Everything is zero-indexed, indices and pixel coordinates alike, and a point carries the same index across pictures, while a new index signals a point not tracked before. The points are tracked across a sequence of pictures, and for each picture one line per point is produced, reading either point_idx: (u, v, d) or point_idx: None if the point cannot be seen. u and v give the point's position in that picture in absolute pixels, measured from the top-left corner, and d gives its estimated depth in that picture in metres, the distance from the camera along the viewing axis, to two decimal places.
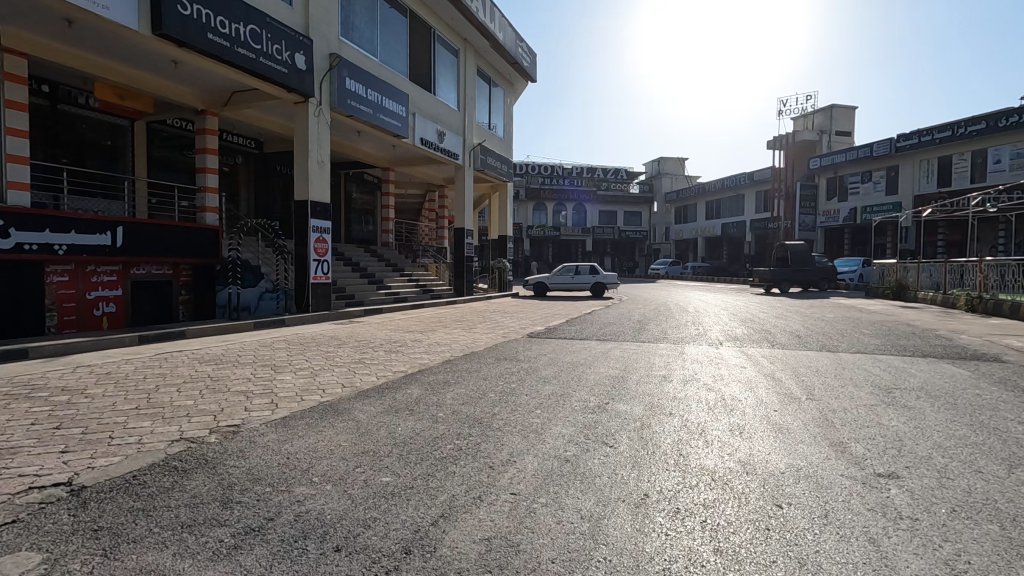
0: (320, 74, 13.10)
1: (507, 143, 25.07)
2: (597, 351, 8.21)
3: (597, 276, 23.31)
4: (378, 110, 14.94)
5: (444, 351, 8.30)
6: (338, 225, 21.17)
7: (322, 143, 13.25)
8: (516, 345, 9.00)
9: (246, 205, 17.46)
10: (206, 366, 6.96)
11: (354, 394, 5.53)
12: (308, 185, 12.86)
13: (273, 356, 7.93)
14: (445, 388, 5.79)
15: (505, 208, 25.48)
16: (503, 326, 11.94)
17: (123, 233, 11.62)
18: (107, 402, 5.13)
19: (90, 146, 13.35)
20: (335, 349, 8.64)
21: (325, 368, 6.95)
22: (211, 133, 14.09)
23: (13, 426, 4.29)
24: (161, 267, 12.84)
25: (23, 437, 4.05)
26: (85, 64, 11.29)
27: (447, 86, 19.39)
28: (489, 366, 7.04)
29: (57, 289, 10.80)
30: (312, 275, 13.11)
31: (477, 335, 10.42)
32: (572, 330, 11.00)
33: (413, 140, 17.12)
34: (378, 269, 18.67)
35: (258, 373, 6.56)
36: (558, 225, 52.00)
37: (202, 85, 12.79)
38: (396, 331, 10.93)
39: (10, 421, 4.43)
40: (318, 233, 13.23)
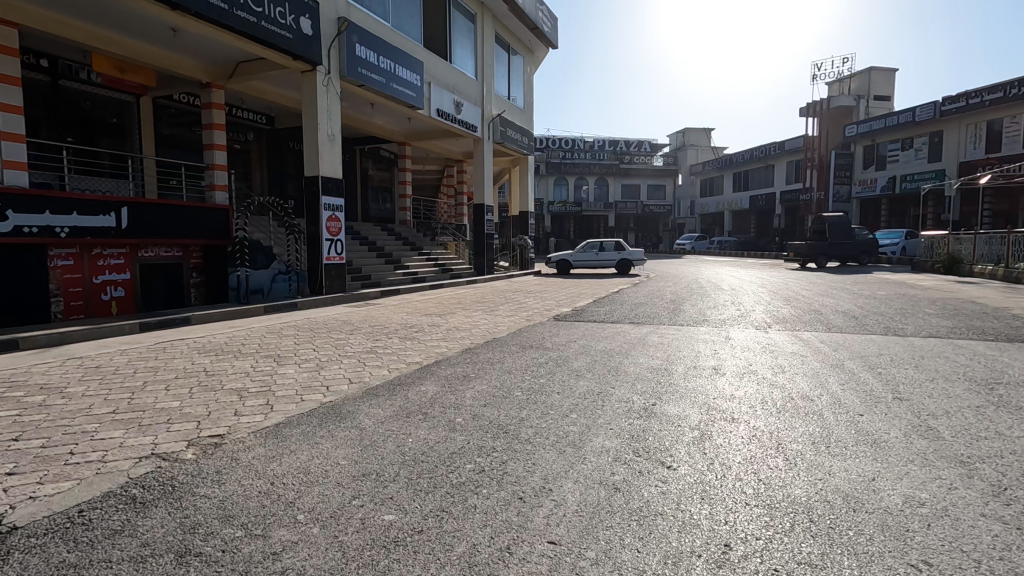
0: (327, 39, 12.24)
1: (527, 115, 23.96)
2: (633, 337, 7.41)
3: (623, 252, 22.32)
4: (391, 79, 14.06)
5: (465, 338, 7.60)
6: (353, 203, 20.53)
7: (332, 115, 12.46)
8: (542, 330, 8.24)
9: (259, 184, 16.87)
10: (205, 358, 6.35)
11: (362, 393, 4.84)
12: (318, 160, 12.13)
13: (279, 345, 7.31)
14: (465, 384, 5.08)
15: (525, 183, 24.41)
16: (528, 308, 11.19)
17: (128, 214, 11.10)
18: (83, 404, 4.53)
19: (95, 124, 12.81)
20: (347, 336, 8.00)
21: (334, 360, 6.30)
22: (217, 107, 13.39)
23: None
24: (170, 249, 12.36)
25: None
26: (81, 34, 10.64)
27: (464, 54, 18.36)
28: (513, 356, 6.31)
29: (62, 274, 10.37)
30: (325, 255, 12.45)
31: (500, 318, 9.70)
32: (602, 312, 10.19)
33: (429, 111, 16.22)
34: (395, 248, 18.00)
35: (259, 367, 5.93)
36: (579, 200, 50.71)
37: (205, 55, 12.06)
38: (413, 315, 10.26)
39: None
40: (330, 212, 12.52)
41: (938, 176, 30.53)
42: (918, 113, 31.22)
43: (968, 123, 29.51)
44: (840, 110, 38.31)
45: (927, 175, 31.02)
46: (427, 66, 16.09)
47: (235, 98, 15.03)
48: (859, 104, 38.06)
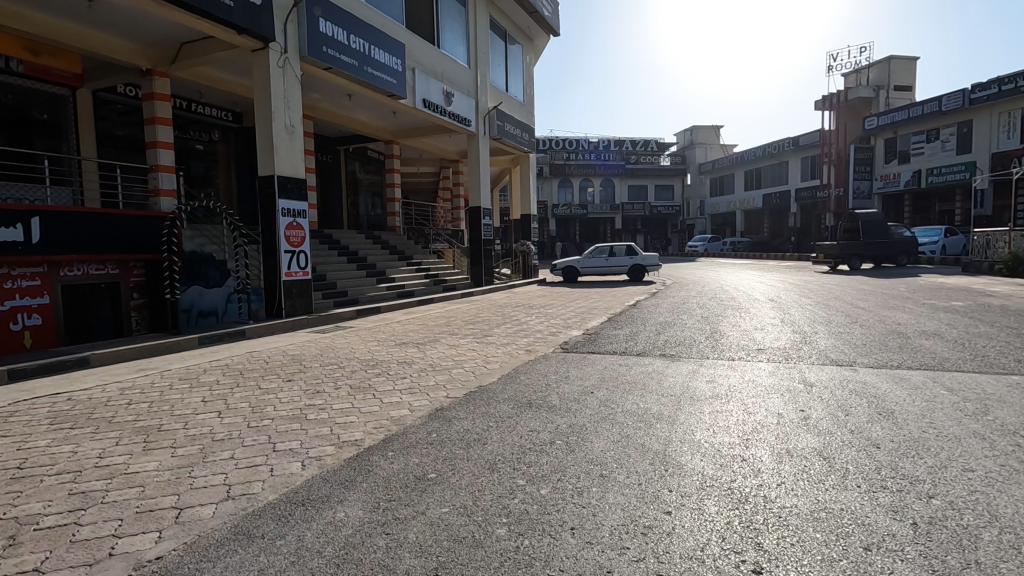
0: (283, 13, 10.25)
1: (528, 110, 21.90)
2: (673, 384, 5.27)
3: (636, 257, 20.24)
4: (365, 62, 12.06)
5: (438, 389, 5.47)
6: (337, 208, 18.57)
7: (291, 101, 10.45)
8: (545, 370, 6.11)
9: (226, 189, 14.87)
10: (42, 440, 4.26)
11: (224, 537, 2.73)
12: (273, 157, 10.13)
13: (179, 404, 5.21)
14: (412, 506, 2.97)
15: (526, 185, 22.26)
16: (528, 331, 9.07)
17: (40, 226, 8.34)
18: None
19: (25, 123, 10.58)
20: (280, 384, 5.91)
21: (232, 439, 4.19)
22: (161, 98, 11.28)
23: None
24: (104, 266, 9.50)
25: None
26: None
27: (454, 38, 16.34)
28: (500, 428, 4.18)
29: None
30: (284, 271, 10.42)
31: (492, 349, 7.59)
32: (622, 337, 8.06)
33: (412, 102, 14.21)
34: (379, 258, 15.98)
35: (107, 460, 3.81)
36: (585, 202, 48.55)
37: (138, 33, 9.96)
38: (384, 345, 8.15)
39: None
40: (290, 218, 10.53)
41: (970, 168, 28.04)
42: (945, 102, 28.83)
43: (999, 111, 27.02)
44: (859, 101, 35.95)
45: (956, 168, 28.60)
46: (410, 50, 14.08)
47: (190, 90, 13.01)
48: (879, 96, 35.43)
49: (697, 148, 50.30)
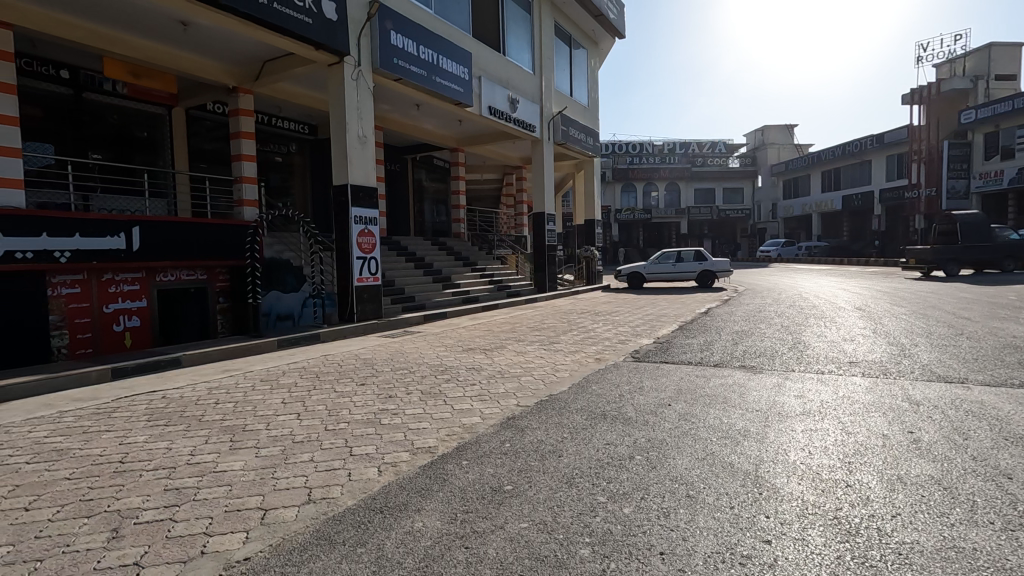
0: (357, 28, 10.63)
1: (592, 115, 21.65)
2: (757, 398, 4.95)
3: (705, 263, 19.49)
4: (433, 71, 12.29)
5: (508, 397, 5.38)
6: (404, 216, 19.06)
7: (363, 112, 10.79)
8: (617, 380, 5.91)
9: (302, 199, 15.57)
10: (139, 436, 4.52)
11: (307, 541, 2.76)
12: (347, 166, 10.48)
13: (261, 405, 5.43)
14: (490, 519, 2.89)
15: (590, 190, 21.93)
16: (596, 339, 8.86)
17: (140, 234, 8.98)
18: None
19: (128, 141, 11.52)
20: (354, 387, 6.04)
21: (312, 441, 4.29)
22: (245, 114, 11.93)
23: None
24: (193, 271, 10.11)
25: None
26: (83, 34, 9.29)
27: (520, 45, 16.40)
28: (576, 440, 4.04)
29: (66, 304, 8.37)
30: (355, 276, 10.74)
31: (560, 357, 7.45)
32: (695, 346, 7.71)
33: (478, 110, 14.35)
34: (445, 264, 16.22)
35: (197, 457, 3.98)
36: (649, 207, 47.46)
37: (225, 52, 10.57)
38: (452, 351, 8.20)
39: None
40: (362, 226, 10.86)
41: None
42: None
43: None
44: (953, 94, 33.05)
45: None
46: (476, 58, 14.24)
47: (270, 105, 13.73)
48: (976, 87, 32.31)
49: (769, 149, 48.09)
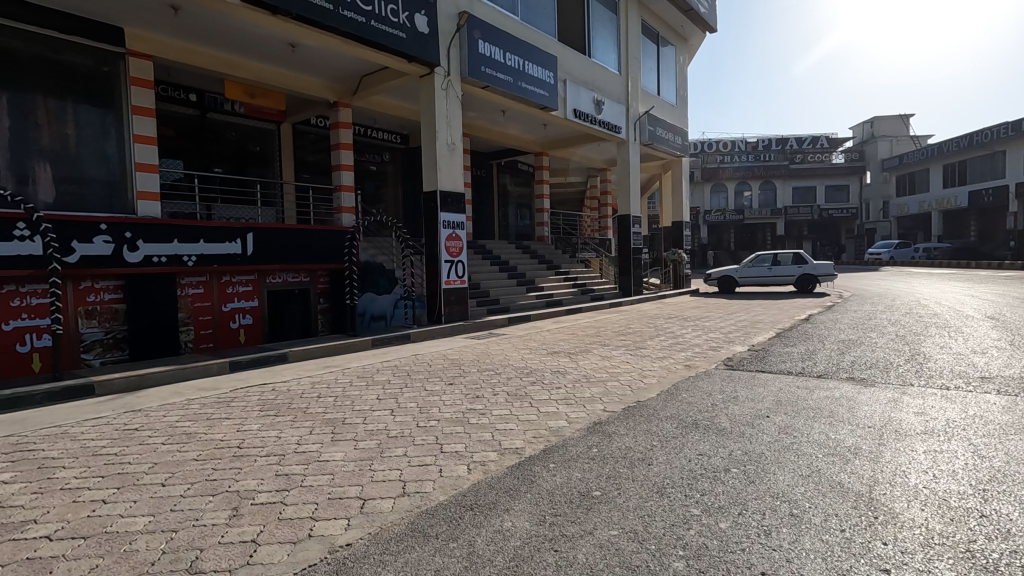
0: (447, 39, 11.02)
1: (681, 113, 20.95)
2: (868, 414, 4.53)
3: (805, 266, 18.17)
4: (519, 77, 12.45)
5: (594, 401, 5.32)
6: (489, 220, 19.44)
7: (452, 121, 11.16)
8: (709, 388, 5.64)
9: (394, 205, 16.32)
10: (253, 424, 4.95)
11: (403, 532, 2.88)
12: (436, 173, 10.86)
13: (357, 400, 5.75)
14: (579, 523, 2.88)
15: (679, 191, 21.17)
16: (685, 345, 8.53)
17: (254, 240, 9.84)
18: (35, 513, 3.24)
19: (243, 155, 12.65)
20: (443, 387, 6.23)
21: (405, 437, 4.47)
22: (344, 126, 12.68)
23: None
24: (298, 274, 10.90)
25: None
26: (209, 61, 10.30)
27: (605, 46, 16.23)
28: (666, 449, 3.92)
29: (192, 302, 9.34)
30: (443, 279, 11.08)
31: (647, 362, 7.25)
32: (795, 355, 7.21)
33: (563, 113, 14.36)
34: (528, 267, 16.34)
35: (303, 447, 4.29)
36: (741, 208, 45.06)
37: (327, 69, 11.32)
38: (537, 354, 8.23)
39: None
40: (449, 230, 11.21)
41: None
42: None
43: None
44: None
45: None
46: (562, 62, 14.27)
47: (367, 117, 14.54)
48: None
49: (879, 142, 44.09)
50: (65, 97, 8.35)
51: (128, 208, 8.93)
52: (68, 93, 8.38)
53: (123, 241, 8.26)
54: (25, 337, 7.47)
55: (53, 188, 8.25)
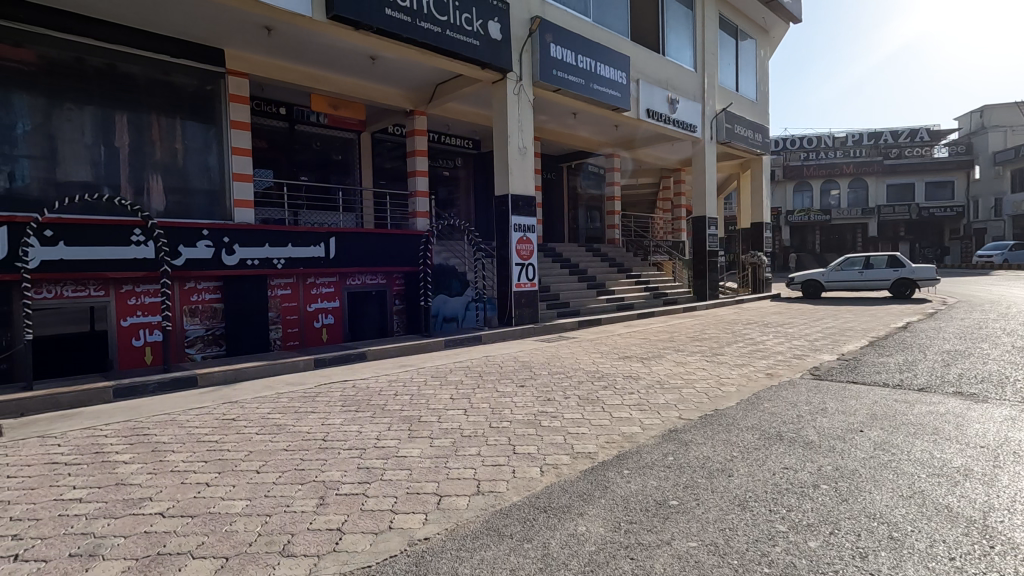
0: (519, 44, 11.14)
1: (761, 109, 19.99)
2: (980, 433, 4.11)
3: (902, 270, 16.77)
4: (591, 78, 12.37)
5: (668, 408, 5.18)
6: (558, 223, 19.41)
7: (524, 125, 11.26)
8: (794, 399, 5.34)
9: (466, 209, 16.66)
10: (336, 418, 5.22)
11: (478, 530, 2.94)
12: (508, 177, 10.99)
13: (431, 399, 5.92)
14: (656, 532, 2.81)
15: (758, 191, 20.17)
16: (766, 352, 8.13)
17: (336, 244, 10.38)
18: (149, 492, 3.58)
19: (327, 163, 13.38)
20: (514, 388, 6.28)
21: (478, 436, 4.55)
22: (419, 133, 13.11)
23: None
24: (375, 276, 11.37)
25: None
26: (298, 76, 10.99)
27: (680, 43, 15.79)
28: (748, 460, 3.75)
29: (281, 302, 9.96)
30: (514, 282, 11.18)
31: (724, 369, 6.97)
32: (893, 366, 6.66)
33: (636, 113, 14.10)
34: (599, 270, 16.16)
35: (382, 442, 4.48)
36: (828, 207, 42.23)
37: (404, 79, 11.76)
38: (608, 358, 8.13)
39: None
40: (520, 233, 11.31)
41: None
42: None
43: None
44: None
45: None
46: (635, 62, 14.03)
47: (440, 124, 14.95)
48: None
49: (991, 133, 39.98)
50: (174, 115, 9.18)
51: (227, 215, 9.70)
52: (177, 111, 9.21)
53: (221, 245, 8.97)
54: (138, 332, 8.27)
55: (163, 197, 9.10)
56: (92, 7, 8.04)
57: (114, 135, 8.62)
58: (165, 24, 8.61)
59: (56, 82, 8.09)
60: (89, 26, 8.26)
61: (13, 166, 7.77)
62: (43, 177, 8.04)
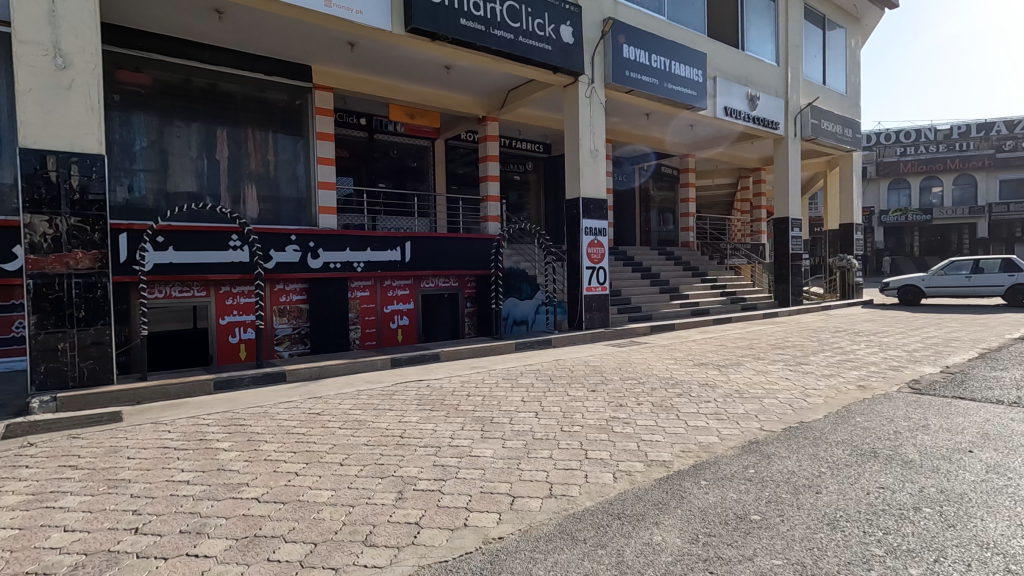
0: (591, 47, 11.08)
1: (852, 103, 18.70)
2: None
3: (1017, 275, 15.10)
4: (665, 78, 12.08)
5: (748, 419, 4.95)
6: (630, 225, 19.05)
7: (596, 127, 11.18)
8: (890, 413, 4.95)
9: (536, 213, 16.73)
10: (411, 416, 5.41)
11: (552, 532, 2.95)
12: (579, 180, 10.95)
13: (502, 401, 5.98)
14: (737, 547, 2.70)
15: (848, 190, 18.85)
16: (858, 362, 7.57)
17: (411, 248, 10.76)
18: (246, 478, 3.88)
19: (403, 170, 13.89)
20: (584, 393, 6.23)
21: (550, 439, 4.56)
22: (491, 139, 13.32)
23: (95, 521, 3.23)
24: (448, 279, 11.66)
25: (69, 550, 2.89)
26: (377, 88, 11.49)
27: (761, 37, 15.10)
28: (838, 477, 3.52)
29: (360, 304, 10.44)
30: (584, 285, 11.10)
31: (810, 380, 6.56)
32: (1007, 381, 6.01)
33: (712, 111, 13.61)
34: (672, 274, 15.72)
35: (456, 440, 4.60)
36: (928, 207, 38.72)
37: (477, 87, 12.00)
38: (682, 364, 7.89)
39: (112, 508, 3.42)
40: (592, 236, 11.22)
41: None
42: None
43: None
44: None
45: None
46: (712, 58, 13.56)
47: (512, 129, 15.14)
48: None
49: None
50: (267, 129, 9.88)
51: (313, 221, 10.30)
52: (269, 124, 9.91)
53: (307, 250, 9.55)
54: (235, 330, 8.95)
55: (257, 205, 9.80)
56: (198, 33, 8.82)
57: (215, 148, 9.40)
58: (259, 44, 9.28)
59: (167, 102, 8.95)
60: (195, 50, 9.09)
61: (131, 178, 8.69)
62: (156, 189, 8.91)
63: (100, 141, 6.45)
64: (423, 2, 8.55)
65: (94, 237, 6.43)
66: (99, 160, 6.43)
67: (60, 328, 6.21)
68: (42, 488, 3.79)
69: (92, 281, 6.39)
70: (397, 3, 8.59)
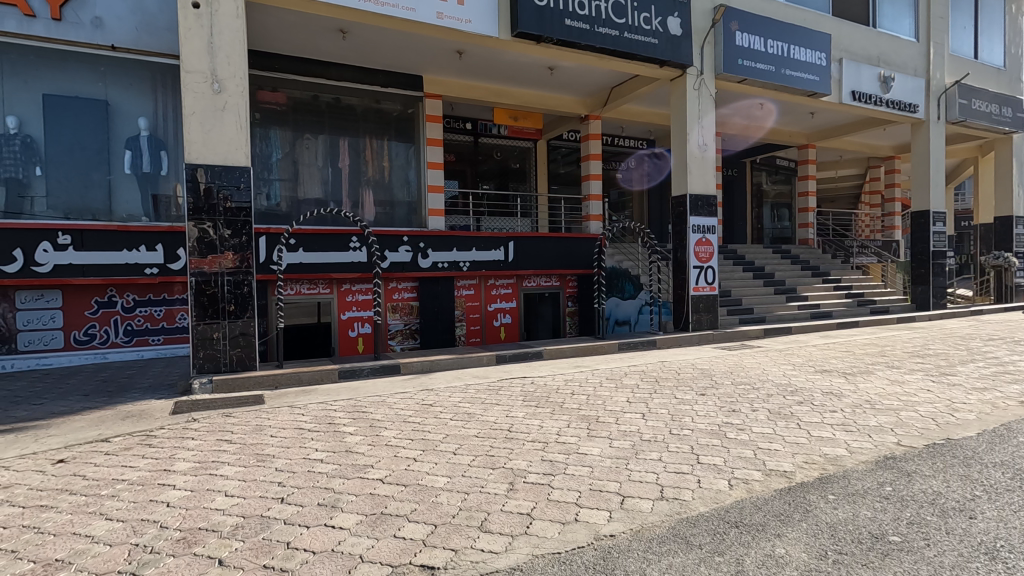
0: (701, 37, 10.63)
1: (1012, 78, 16.28)
2: None
3: None
4: (783, 64, 11.29)
5: (882, 433, 4.51)
6: (740, 222, 18.01)
7: (705, 120, 10.71)
8: None
9: (639, 211, 16.33)
10: (517, 412, 5.54)
11: (664, 535, 2.91)
12: (686, 176, 10.56)
13: (606, 401, 5.94)
14: (874, 568, 2.50)
15: (1006, 178, 16.44)
16: (1020, 376, 6.60)
17: (514, 248, 10.99)
18: (370, 460, 4.22)
19: (506, 172, 14.20)
20: (694, 396, 6.01)
21: (659, 442, 4.47)
22: (594, 138, 13.19)
23: (249, 489, 3.69)
24: (550, 278, 11.75)
25: (230, 512, 3.32)
26: (483, 93, 11.85)
27: (897, 10, 13.60)
28: (998, 502, 3.12)
29: (465, 302, 10.82)
30: (691, 285, 10.67)
31: (958, 393, 5.81)
32: None
33: (837, 96, 12.49)
34: (788, 273, 14.66)
35: (564, 437, 4.65)
36: None
37: (581, 85, 11.97)
38: (802, 370, 7.36)
39: (261, 479, 3.88)
40: (699, 234, 10.78)
41: None
42: None
43: None
44: None
45: None
46: (838, 39, 12.45)
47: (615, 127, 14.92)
48: None
49: None
50: (383, 137, 10.59)
51: (423, 222, 10.85)
52: (386, 133, 10.61)
53: (418, 250, 10.10)
54: (354, 324, 9.69)
55: (373, 209, 10.55)
56: (325, 52, 9.62)
57: (339, 157, 10.24)
58: (378, 58, 9.93)
59: (299, 117, 9.89)
60: (323, 68, 9.95)
61: (269, 187, 9.72)
62: (289, 196, 9.88)
63: (246, 154, 7.26)
64: (528, 6, 8.70)
65: (240, 241, 7.28)
66: (245, 171, 7.23)
67: (215, 319, 7.11)
68: (205, 457, 4.38)
69: (240, 278, 7.25)
70: (504, 10, 8.81)
